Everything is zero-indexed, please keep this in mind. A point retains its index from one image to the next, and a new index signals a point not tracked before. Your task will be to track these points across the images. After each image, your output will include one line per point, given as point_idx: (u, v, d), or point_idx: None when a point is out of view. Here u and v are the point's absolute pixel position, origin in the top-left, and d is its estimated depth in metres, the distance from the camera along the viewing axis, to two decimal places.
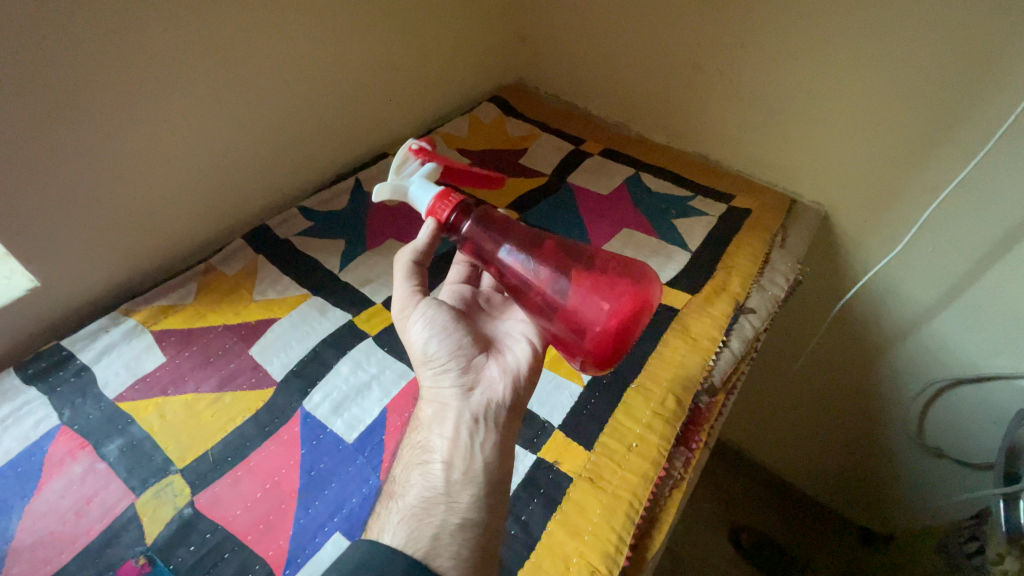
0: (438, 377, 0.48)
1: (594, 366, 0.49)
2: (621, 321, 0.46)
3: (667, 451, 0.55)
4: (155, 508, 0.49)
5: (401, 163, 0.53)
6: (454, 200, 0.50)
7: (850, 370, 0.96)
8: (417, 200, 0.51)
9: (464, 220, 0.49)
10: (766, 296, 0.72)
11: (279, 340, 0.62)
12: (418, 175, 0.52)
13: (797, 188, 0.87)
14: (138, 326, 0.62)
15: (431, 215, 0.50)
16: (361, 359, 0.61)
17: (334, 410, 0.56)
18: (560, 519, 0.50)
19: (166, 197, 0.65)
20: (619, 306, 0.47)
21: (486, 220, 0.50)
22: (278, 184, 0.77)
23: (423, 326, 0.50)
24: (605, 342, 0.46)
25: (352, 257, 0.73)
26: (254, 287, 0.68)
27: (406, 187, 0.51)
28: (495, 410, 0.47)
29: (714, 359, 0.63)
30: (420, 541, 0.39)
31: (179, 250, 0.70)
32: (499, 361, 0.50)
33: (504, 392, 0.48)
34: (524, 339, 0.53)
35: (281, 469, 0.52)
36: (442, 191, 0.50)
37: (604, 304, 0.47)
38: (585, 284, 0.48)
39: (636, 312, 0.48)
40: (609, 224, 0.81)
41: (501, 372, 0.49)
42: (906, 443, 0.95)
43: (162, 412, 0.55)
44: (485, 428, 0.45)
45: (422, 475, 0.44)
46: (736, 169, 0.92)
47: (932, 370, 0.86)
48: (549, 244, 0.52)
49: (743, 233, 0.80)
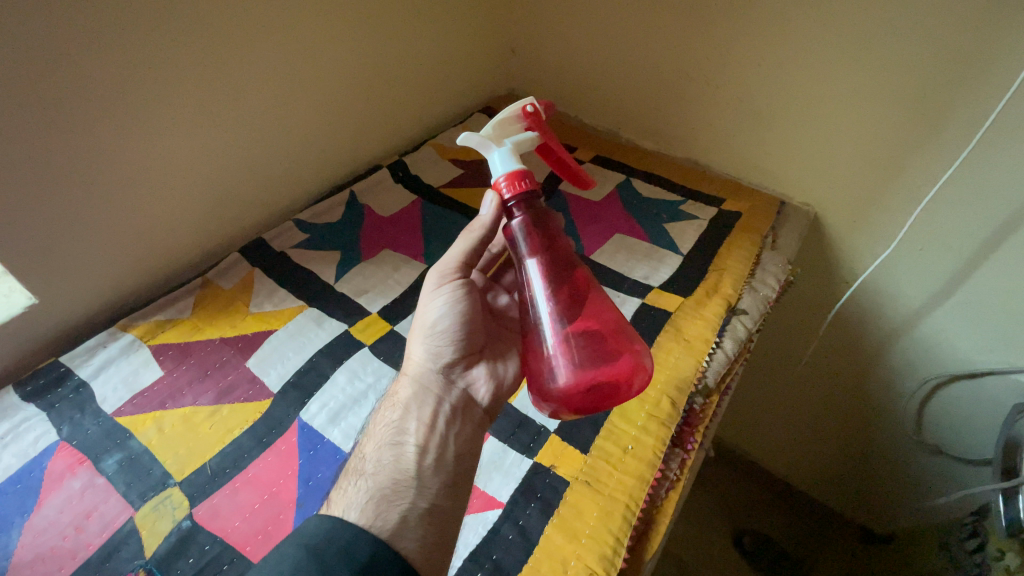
0: (432, 356, 0.50)
1: (542, 404, 0.50)
2: (588, 390, 0.46)
3: (662, 453, 0.55)
4: (154, 521, 0.49)
5: (504, 121, 0.51)
6: (524, 187, 0.47)
7: (846, 370, 0.97)
8: (492, 165, 0.48)
9: (518, 213, 0.48)
10: (757, 296, 0.73)
11: (276, 352, 0.63)
12: (512, 140, 0.50)
13: (787, 190, 0.88)
14: (136, 341, 0.63)
15: (495, 188, 0.49)
16: (357, 369, 0.62)
17: (331, 420, 0.57)
18: (557, 523, 0.50)
19: (163, 212, 0.66)
20: (593, 380, 0.46)
21: (539, 228, 0.49)
22: (274, 198, 0.79)
23: (438, 302, 0.51)
24: (557, 396, 0.47)
25: (347, 267, 0.74)
26: (251, 300, 0.69)
27: (493, 147, 0.48)
28: (472, 408, 0.50)
29: (707, 360, 0.64)
30: (387, 522, 0.39)
31: (175, 265, 0.71)
32: (489, 364, 0.53)
33: (485, 396, 0.51)
34: (509, 344, 0.56)
35: (279, 480, 0.52)
36: (518, 171, 0.48)
37: (582, 364, 0.47)
38: (582, 339, 0.47)
39: (609, 391, 0.47)
40: (601, 229, 0.82)
41: (487, 374, 0.52)
42: (904, 440, 0.96)
43: (161, 425, 0.56)
44: (460, 422, 0.48)
45: (393, 456, 0.44)
46: (726, 173, 0.93)
47: (926, 366, 0.87)
48: (580, 276, 0.51)
49: (733, 236, 0.81)
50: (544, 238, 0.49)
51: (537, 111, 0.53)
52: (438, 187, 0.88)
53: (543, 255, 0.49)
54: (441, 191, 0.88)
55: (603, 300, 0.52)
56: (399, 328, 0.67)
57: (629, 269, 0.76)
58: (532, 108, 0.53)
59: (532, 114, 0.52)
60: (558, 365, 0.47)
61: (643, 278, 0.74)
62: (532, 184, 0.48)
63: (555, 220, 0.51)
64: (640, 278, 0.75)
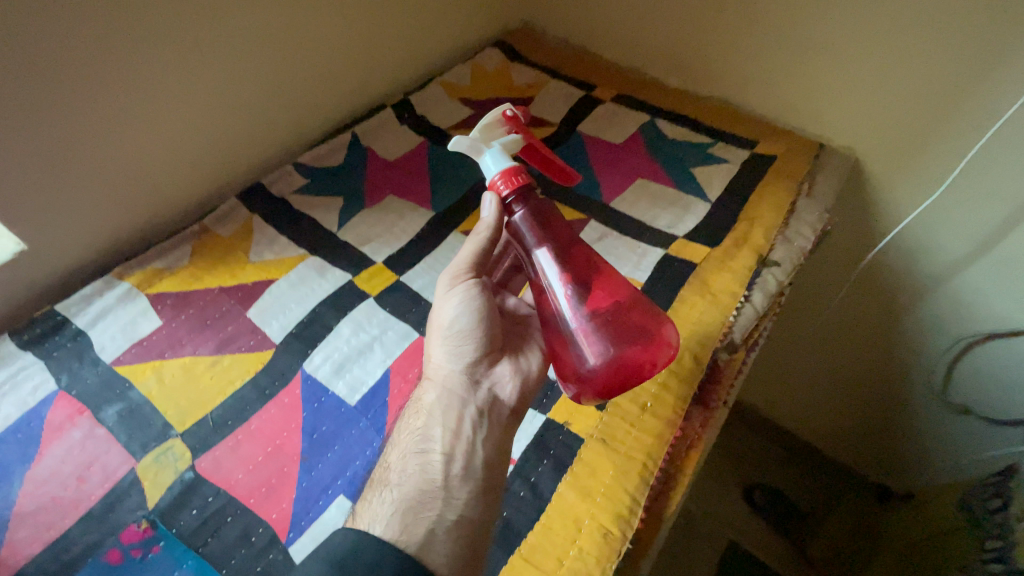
0: (452, 357, 0.47)
1: (569, 389, 0.47)
2: (618, 371, 0.44)
3: (682, 411, 0.52)
4: (156, 473, 0.48)
5: (488, 124, 0.48)
6: (520, 181, 0.45)
7: (869, 326, 0.92)
8: (484, 168, 0.47)
9: (518, 208, 0.46)
10: (791, 248, 0.67)
11: (277, 302, 0.60)
12: (500, 143, 0.47)
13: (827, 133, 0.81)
14: (133, 290, 0.60)
15: (491, 188, 0.46)
16: (362, 320, 0.59)
17: (335, 371, 0.54)
18: (570, 480, 0.48)
19: (155, 156, 0.62)
20: (627, 355, 0.44)
21: (544, 219, 0.47)
22: (272, 140, 0.73)
23: (454, 302, 0.48)
24: (591, 381, 0.45)
25: (350, 214, 0.70)
26: (250, 248, 0.65)
27: (483, 149, 0.47)
28: (501, 407, 0.46)
29: (734, 314, 0.59)
30: (414, 535, 0.37)
31: (171, 210, 0.67)
32: (513, 360, 0.49)
33: (512, 393, 0.47)
34: (535, 340, 0.52)
35: (283, 433, 0.50)
36: (512, 166, 0.46)
37: (612, 340, 0.44)
38: (608, 315, 0.45)
39: (641, 364, 0.45)
40: (622, 174, 0.76)
41: (512, 371, 0.49)
42: (927, 398, 0.92)
43: (161, 376, 0.54)
44: (488, 423, 0.45)
45: (419, 465, 0.42)
46: (760, 113, 0.86)
47: (956, 325, 0.82)
48: (592, 258, 0.48)
49: (766, 184, 0.75)
50: (551, 224, 0.47)
51: (517, 114, 0.50)
52: (447, 129, 0.82)
53: (551, 243, 0.47)
54: (450, 133, 0.82)
55: (620, 282, 0.48)
56: (405, 279, 0.63)
57: (651, 217, 0.70)
58: (512, 112, 0.49)
59: (513, 118, 0.49)
60: (590, 347, 0.45)
61: (667, 228, 0.69)
62: (527, 177, 0.46)
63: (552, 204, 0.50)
64: (664, 227, 0.69)
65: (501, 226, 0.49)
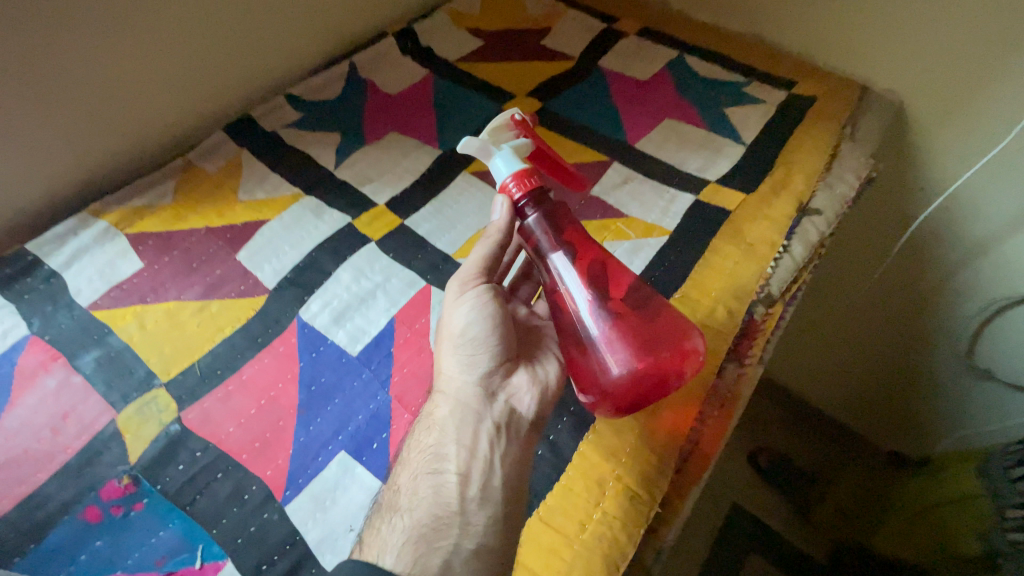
0: (465, 368, 0.43)
1: (587, 399, 0.42)
2: (646, 381, 0.39)
3: (717, 367, 0.47)
4: (139, 425, 0.43)
5: (497, 126, 0.45)
6: (533, 183, 0.42)
7: (895, 284, 0.87)
8: (494, 171, 0.43)
9: (533, 211, 0.43)
10: (834, 196, 0.61)
11: (270, 245, 0.54)
12: (510, 144, 0.44)
13: (868, 74, 0.75)
14: (111, 229, 0.55)
15: (503, 191, 0.43)
16: (364, 266, 0.53)
17: (335, 320, 0.49)
18: (593, 439, 0.43)
19: (125, 71, 0.55)
20: (652, 359, 0.39)
21: (560, 221, 0.43)
22: (261, 68, 0.66)
23: (465, 307, 0.44)
24: (613, 391, 0.40)
25: (349, 151, 0.63)
26: (240, 186, 0.59)
27: (493, 152, 0.43)
28: (519, 421, 0.42)
29: (773, 267, 0.54)
30: (429, 569, 0.33)
31: (150, 143, 0.61)
32: (530, 369, 0.45)
33: (531, 406, 0.43)
34: (552, 347, 0.48)
35: (278, 384, 0.46)
36: (524, 168, 0.42)
37: (635, 344, 0.40)
38: (632, 320, 0.41)
39: (667, 370, 0.40)
40: (648, 114, 0.69)
41: (530, 381, 0.44)
42: (950, 363, 0.87)
43: (143, 321, 0.49)
44: (506, 440, 0.40)
45: (431, 488, 0.37)
46: (796, 52, 0.79)
47: (991, 288, 0.77)
48: (612, 264, 0.44)
49: (806, 126, 0.68)
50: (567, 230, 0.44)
51: (525, 119, 0.47)
52: (454, 62, 0.75)
53: (568, 247, 0.43)
54: (458, 67, 0.74)
55: (643, 289, 0.44)
56: (410, 223, 0.57)
57: (680, 160, 0.64)
58: (520, 116, 0.47)
59: (522, 121, 0.46)
60: (611, 353, 0.40)
61: (698, 172, 0.63)
62: (540, 180, 0.43)
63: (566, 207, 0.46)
64: (694, 171, 0.63)
65: (513, 231, 0.46)
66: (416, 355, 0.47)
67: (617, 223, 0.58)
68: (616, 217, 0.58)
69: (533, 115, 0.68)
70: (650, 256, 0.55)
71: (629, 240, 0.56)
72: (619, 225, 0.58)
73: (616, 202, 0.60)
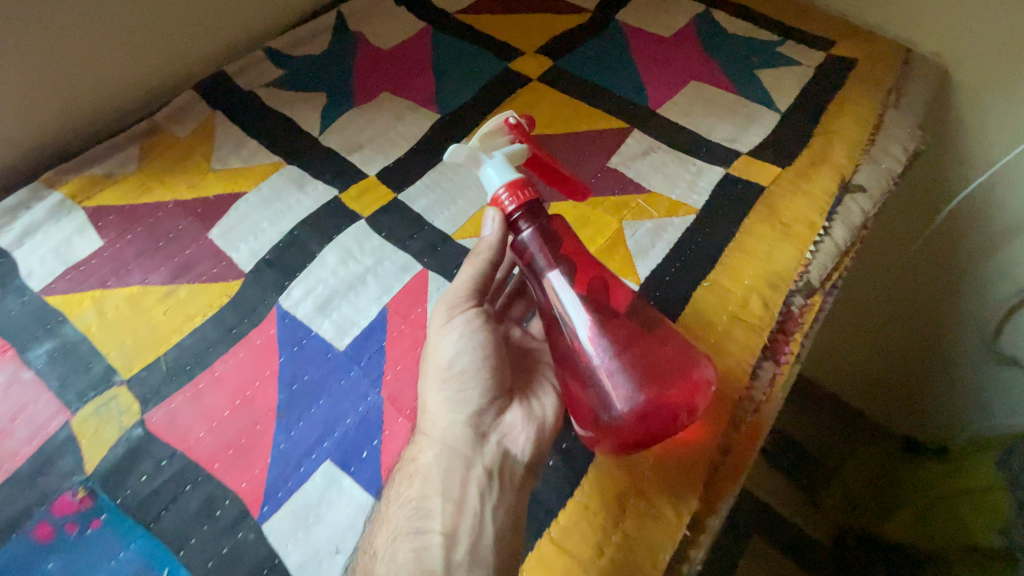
0: (451, 406, 0.38)
1: (589, 437, 0.38)
2: (655, 419, 0.35)
3: (750, 366, 0.42)
4: (97, 429, 0.38)
5: (488, 133, 0.42)
6: (528, 194, 0.37)
7: (922, 262, 0.80)
8: (484, 181, 0.39)
9: (528, 225, 0.38)
10: (879, 170, 0.54)
11: (246, 222, 0.48)
12: (502, 152, 0.40)
13: (911, 34, 0.68)
14: (66, 202, 0.48)
15: (494, 204, 0.38)
16: (352, 247, 0.47)
17: (319, 309, 0.44)
18: (611, 449, 0.38)
19: (74, 18, 0.48)
20: (658, 393, 0.36)
21: (556, 238, 0.39)
22: (235, 18, 0.58)
23: (453, 336, 0.39)
24: (617, 428, 0.36)
25: (335, 114, 0.56)
26: (211, 153, 0.52)
27: (482, 161, 0.39)
28: (513, 466, 0.37)
29: (812, 252, 0.48)
30: None
31: (110, 103, 0.54)
32: (524, 403, 0.40)
33: (526, 447, 0.38)
34: (548, 378, 0.43)
35: (254, 382, 0.40)
36: (517, 178, 0.38)
37: (638, 376, 0.36)
38: (637, 350, 0.37)
39: (675, 404, 0.36)
40: (672, 74, 0.61)
41: (525, 418, 0.39)
42: (972, 347, 0.81)
43: (102, 308, 0.43)
44: (499, 488, 0.36)
45: (412, 552, 0.33)
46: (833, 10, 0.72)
47: None
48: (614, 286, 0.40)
49: (848, 90, 0.61)
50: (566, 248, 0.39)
51: (521, 123, 0.44)
52: (454, 13, 0.66)
53: None
54: (458, 18, 0.66)
55: (649, 314, 0.40)
56: (404, 197, 0.51)
57: (708, 128, 0.57)
58: (515, 120, 0.43)
59: (517, 126, 0.43)
60: (613, 385, 0.36)
61: (727, 142, 0.56)
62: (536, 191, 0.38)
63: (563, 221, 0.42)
64: (723, 140, 0.56)
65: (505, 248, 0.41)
66: (411, 351, 0.42)
67: (637, 199, 0.52)
68: (636, 193, 0.52)
69: (542, 75, 0.61)
70: (675, 237, 0.49)
71: (651, 220, 0.50)
72: (640, 202, 0.51)
73: (637, 175, 0.53)
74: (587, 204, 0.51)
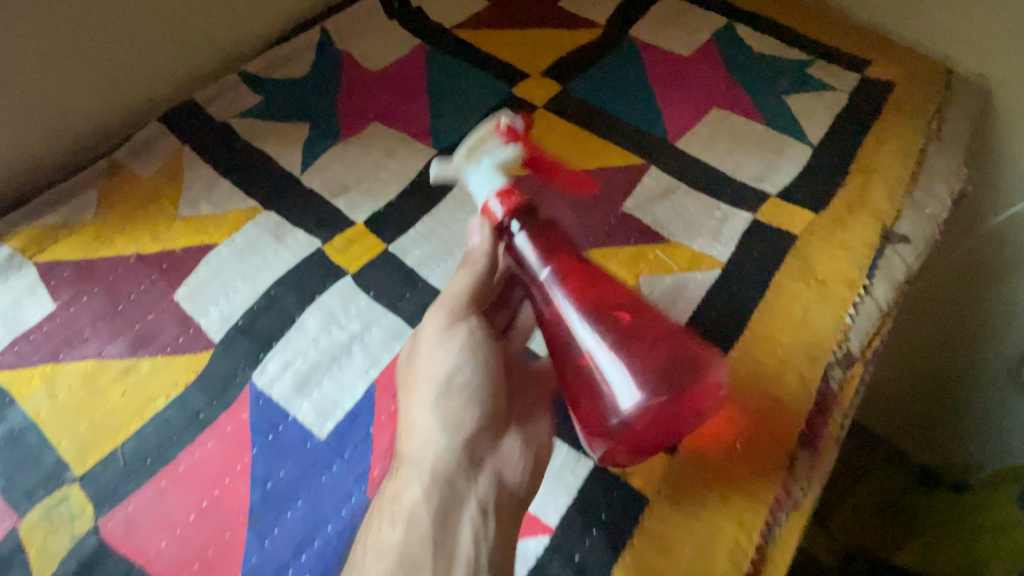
0: (442, 427, 0.35)
1: (598, 449, 0.33)
2: (664, 423, 0.31)
3: (785, 458, 0.37)
4: (46, 537, 0.34)
5: (475, 143, 0.38)
6: (517, 198, 0.35)
7: (971, 268, 0.69)
8: (473, 189, 0.37)
9: (519, 227, 0.35)
10: (923, 215, 0.49)
11: (217, 280, 0.43)
12: (490, 159, 0.36)
13: (956, 51, 0.61)
14: (16, 256, 0.43)
15: (484, 210, 0.36)
16: (336, 309, 0.42)
17: (297, 388, 0.39)
18: (631, 563, 0.34)
19: (14, 45, 0.42)
20: (676, 389, 0.31)
21: (550, 239, 0.36)
22: (202, 34, 0.53)
23: (445, 351, 0.37)
24: (627, 434, 0.32)
25: (319, 150, 0.50)
26: (179, 198, 0.47)
27: (468, 173, 0.37)
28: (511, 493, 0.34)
29: (852, 315, 0.43)
30: None
31: (66, 139, 0.48)
32: (522, 427, 0.38)
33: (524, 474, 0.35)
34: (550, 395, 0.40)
35: (224, 479, 0.36)
36: (503, 183, 0.35)
37: (651, 369, 0.31)
38: (643, 344, 0.33)
39: (694, 399, 0.31)
40: (692, 100, 0.56)
41: (522, 441, 0.37)
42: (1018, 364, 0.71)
43: (53, 387, 0.39)
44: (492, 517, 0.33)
45: None
46: (865, 21, 0.65)
47: None
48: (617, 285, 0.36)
49: (886, 118, 0.55)
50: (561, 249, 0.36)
51: (515, 125, 0.38)
52: (450, 29, 0.61)
53: (562, 267, 0.35)
54: (455, 34, 0.60)
55: (656, 314, 0.36)
56: (395, 248, 0.45)
57: (732, 165, 0.51)
58: (507, 123, 0.38)
59: (509, 130, 0.38)
60: (623, 383, 0.31)
61: (755, 181, 0.50)
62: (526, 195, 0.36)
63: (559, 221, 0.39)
64: (750, 179, 0.50)
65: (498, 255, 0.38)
66: None
67: (654, 249, 0.46)
68: (654, 242, 0.46)
69: (549, 102, 0.55)
70: (697, 296, 0.44)
71: (671, 274, 0.45)
72: (659, 253, 0.46)
73: (654, 221, 0.48)
74: (599, 254, 0.45)
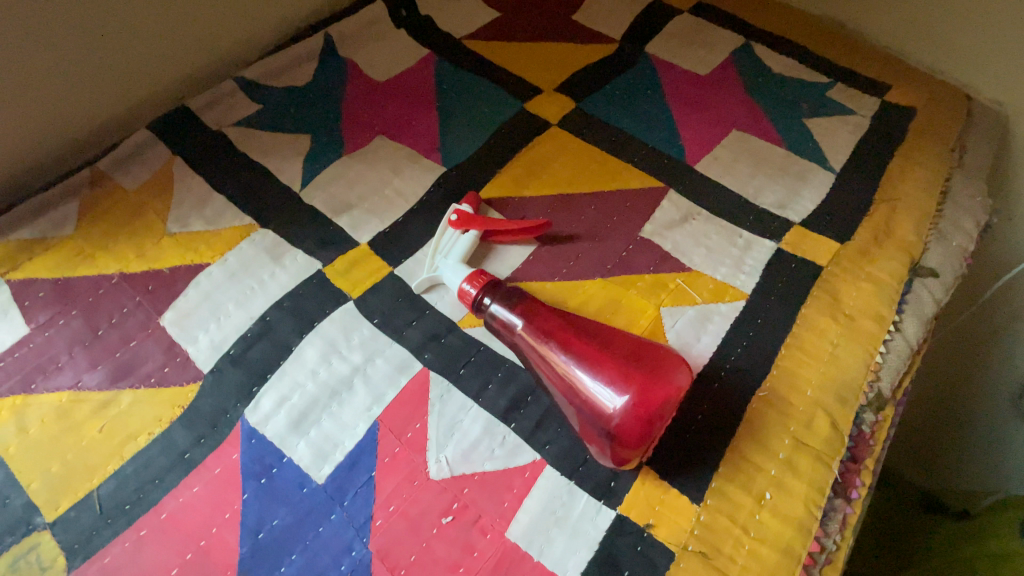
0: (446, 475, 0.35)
1: (606, 456, 0.34)
2: (649, 412, 0.33)
3: (818, 509, 0.35)
4: None
5: (437, 244, 0.43)
6: (485, 276, 0.39)
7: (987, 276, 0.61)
8: (450, 284, 0.40)
9: (491, 299, 0.38)
10: (950, 249, 0.47)
11: (207, 303, 0.40)
12: (457, 256, 0.41)
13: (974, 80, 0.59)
14: None
15: (461, 297, 0.39)
16: (337, 339, 0.39)
17: (293, 426, 0.36)
18: None
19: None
20: (637, 376, 0.34)
21: (518, 292, 0.39)
22: (195, 39, 0.50)
23: (445, 404, 0.37)
24: (619, 426, 0.33)
25: (320, 165, 0.48)
26: (168, 212, 0.44)
27: (441, 274, 0.41)
28: (521, 551, 0.33)
29: (883, 355, 0.41)
30: None
31: (46, 145, 0.45)
32: (537, 474, 0.35)
33: (531, 531, 0.33)
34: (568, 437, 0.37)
35: (211, 528, 0.32)
36: (472, 271, 0.39)
37: (621, 369, 0.34)
38: (607, 351, 0.35)
39: (657, 384, 0.34)
40: (711, 121, 0.54)
41: (537, 488, 0.35)
42: None
43: (23, 421, 0.35)
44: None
45: None
46: (881, 45, 0.63)
47: None
48: (581, 316, 0.39)
49: (909, 146, 0.53)
50: (531, 297, 0.38)
51: (464, 212, 0.44)
52: (460, 41, 0.58)
53: (532, 308, 0.37)
54: (464, 47, 0.58)
55: (618, 329, 0.39)
56: (402, 272, 0.42)
57: (754, 190, 0.49)
58: (456, 213, 0.43)
59: (461, 219, 0.43)
60: (594, 381, 0.34)
61: (777, 208, 0.48)
62: (492, 274, 0.40)
63: (522, 285, 0.42)
64: (772, 206, 0.48)
65: (489, 337, 0.40)
66: (407, 486, 0.34)
67: (676, 278, 0.43)
68: (675, 270, 0.44)
69: (563, 120, 0.52)
70: (722, 329, 0.41)
71: (695, 306, 0.42)
72: (681, 283, 0.43)
73: (674, 248, 0.45)
74: (617, 283, 0.43)
